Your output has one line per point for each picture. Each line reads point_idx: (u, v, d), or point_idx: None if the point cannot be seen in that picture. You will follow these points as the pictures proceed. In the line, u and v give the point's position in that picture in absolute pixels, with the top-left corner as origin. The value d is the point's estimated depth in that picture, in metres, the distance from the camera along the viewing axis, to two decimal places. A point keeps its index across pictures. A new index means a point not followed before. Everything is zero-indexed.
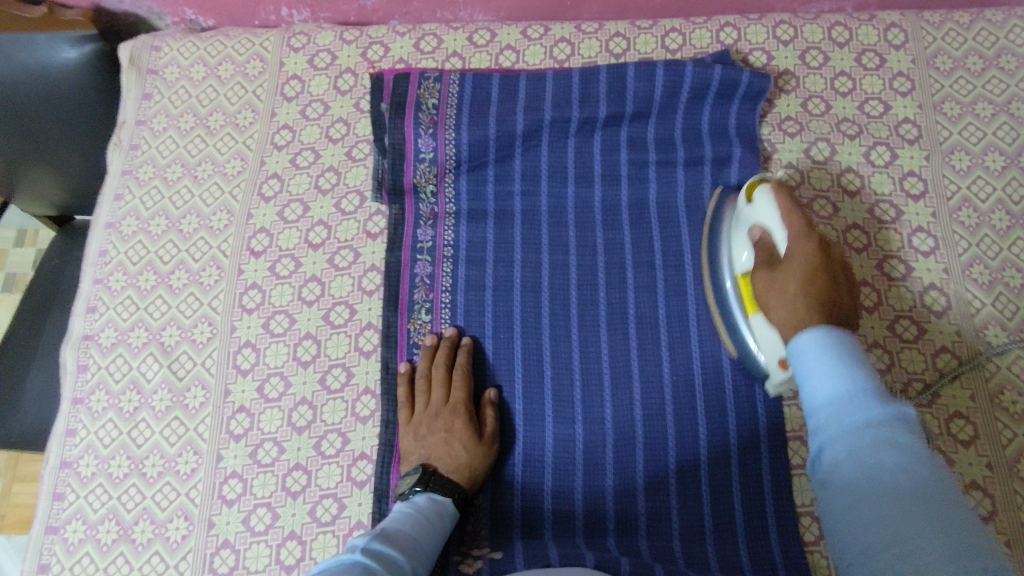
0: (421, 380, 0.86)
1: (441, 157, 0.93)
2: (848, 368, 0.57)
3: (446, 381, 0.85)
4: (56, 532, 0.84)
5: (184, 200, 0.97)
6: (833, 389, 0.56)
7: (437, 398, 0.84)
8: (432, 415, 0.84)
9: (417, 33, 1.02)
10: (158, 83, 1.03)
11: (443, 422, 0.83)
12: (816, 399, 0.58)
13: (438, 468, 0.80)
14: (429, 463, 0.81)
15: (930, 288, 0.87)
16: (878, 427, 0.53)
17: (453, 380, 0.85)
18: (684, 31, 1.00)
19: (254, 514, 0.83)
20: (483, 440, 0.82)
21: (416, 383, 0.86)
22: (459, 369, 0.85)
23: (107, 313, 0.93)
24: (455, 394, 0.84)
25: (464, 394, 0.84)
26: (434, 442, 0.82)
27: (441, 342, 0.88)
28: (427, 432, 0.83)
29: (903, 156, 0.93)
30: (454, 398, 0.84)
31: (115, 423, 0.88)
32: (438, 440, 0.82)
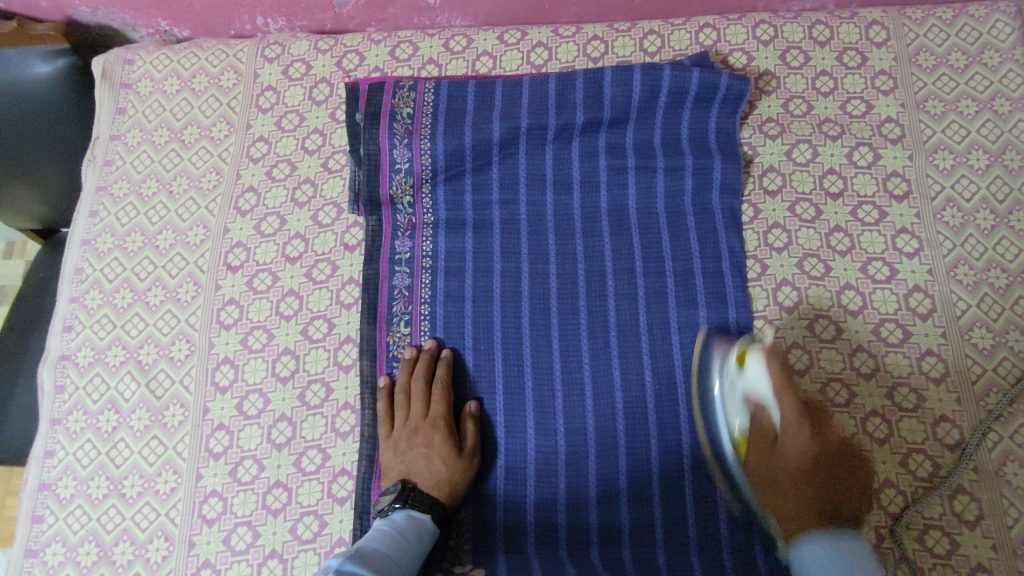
0: (401, 394, 0.85)
1: (416, 166, 0.91)
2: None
3: (425, 394, 0.84)
4: (36, 555, 0.83)
5: (160, 215, 0.96)
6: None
7: (417, 412, 0.84)
8: (411, 430, 0.83)
9: (392, 41, 1.01)
10: (132, 96, 1.02)
11: (423, 436, 0.82)
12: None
13: (418, 484, 0.80)
14: (409, 479, 0.80)
15: (914, 290, 0.86)
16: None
17: (432, 394, 0.84)
18: (663, 33, 0.99)
19: (235, 534, 0.82)
20: (463, 455, 0.81)
21: (396, 397, 0.85)
22: (439, 382, 0.84)
23: (84, 332, 0.92)
24: (435, 408, 0.83)
25: (444, 408, 0.83)
26: (414, 457, 0.81)
27: (421, 355, 0.87)
28: (407, 447, 0.82)
29: (886, 156, 0.92)
30: (433, 412, 0.83)
31: (94, 443, 0.87)
32: (418, 455, 0.81)
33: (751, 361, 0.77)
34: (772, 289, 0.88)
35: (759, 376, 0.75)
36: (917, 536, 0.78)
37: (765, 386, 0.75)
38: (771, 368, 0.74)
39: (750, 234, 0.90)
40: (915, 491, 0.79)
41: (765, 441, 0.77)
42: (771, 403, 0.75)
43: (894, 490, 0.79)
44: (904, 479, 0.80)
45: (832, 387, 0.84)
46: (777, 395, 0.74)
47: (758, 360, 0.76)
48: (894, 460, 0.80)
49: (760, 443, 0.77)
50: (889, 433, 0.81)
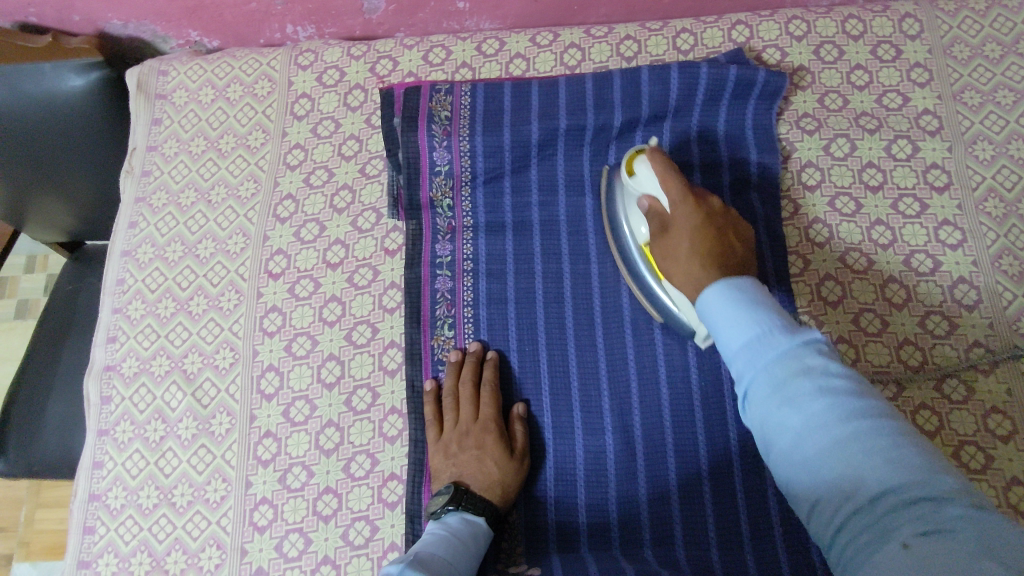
0: (449, 396, 0.85)
1: (456, 169, 0.92)
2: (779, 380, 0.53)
3: (473, 397, 0.84)
4: (88, 566, 0.83)
5: (199, 224, 0.97)
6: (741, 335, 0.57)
7: (466, 415, 0.83)
8: (462, 432, 0.83)
9: (425, 46, 1.01)
10: (167, 107, 1.03)
11: (474, 438, 0.82)
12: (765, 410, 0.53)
13: (470, 486, 0.79)
14: (461, 481, 0.80)
15: (959, 282, 0.86)
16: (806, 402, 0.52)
17: (481, 397, 0.84)
18: (695, 31, 0.99)
19: (287, 540, 0.82)
20: (515, 456, 0.81)
21: (444, 401, 0.85)
22: (486, 385, 0.84)
23: (128, 342, 0.92)
24: (484, 410, 0.83)
25: (493, 409, 0.83)
26: (465, 460, 0.81)
27: (467, 358, 0.87)
28: (458, 449, 0.82)
29: (925, 149, 0.92)
30: (483, 414, 0.83)
31: (142, 454, 0.87)
32: (470, 457, 0.80)
33: (639, 165, 0.77)
34: (815, 284, 0.88)
35: (647, 176, 0.76)
36: None
37: (653, 184, 0.76)
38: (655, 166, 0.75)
39: (790, 230, 0.90)
40: (971, 483, 0.79)
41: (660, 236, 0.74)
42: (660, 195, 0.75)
43: None
44: (957, 471, 0.79)
45: (881, 381, 0.83)
46: (665, 181, 0.74)
47: (644, 162, 0.77)
48: (946, 451, 0.80)
49: (656, 229, 0.74)
50: (940, 425, 0.81)
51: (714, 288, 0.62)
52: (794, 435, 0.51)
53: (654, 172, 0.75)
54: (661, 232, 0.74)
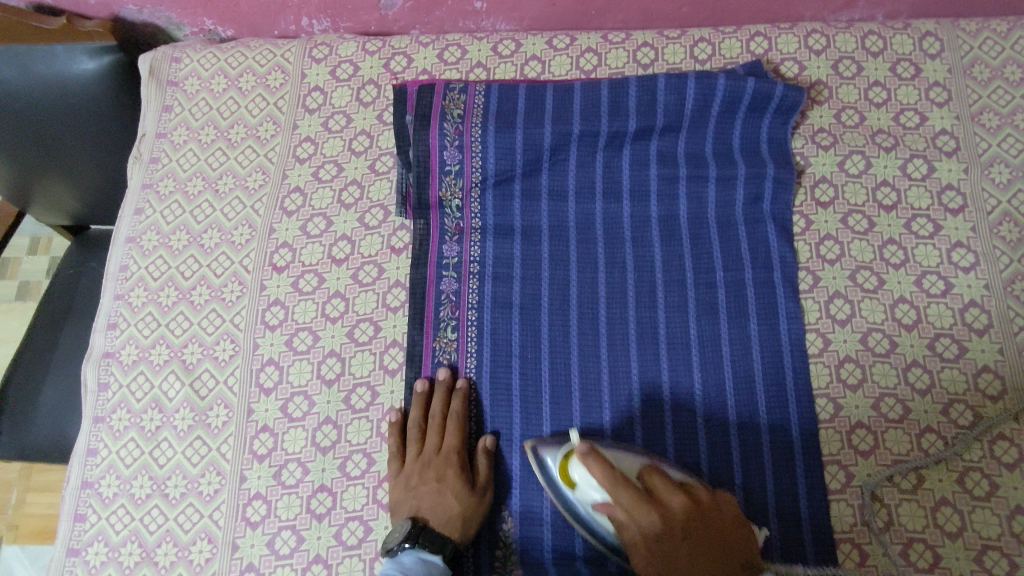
0: (415, 427, 0.84)
1: (466, 169, 0.91)
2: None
3: (440, 429, 0.83)
4: (78, 554, 0.83)
5: (205, 213, 0.96)
6: None
7: (430, 446, 0.82)
8: (423, 465, 0.81)
9: (441, 44, 1.01)
10: (178, 95, 1.02)
11: (434, 471, 0.81)
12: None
13: (429, 521, 0.78)
14: (419, 516, 0.79)
15: (970, 305, 0.85)
16: None
17: (446, 428, 0.83)
18: (713, 41, 0.98)
19: (279, 537, 0.81)
20: (475, 492, 0.79)
21: (410, 430, 0.84)
22: (453, 417, 0.83)
23: (128, 330, 0.91)
24: (448, 443, 0.82)
25: (456, 442, 0.82)
26: (424, 493, 0.80)
27: (436, 386, 0.85)
28: (418, 482, 0.80)
29: (940, 169, 0.91)
30: (446, 447, 0.82)
31: (137, 443, 0.86)
32: (429, 491, 0.80)
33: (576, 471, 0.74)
34: (824, 301, 0.87)
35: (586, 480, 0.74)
36: (976, 557, 0.76)
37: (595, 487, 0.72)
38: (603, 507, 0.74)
39: (801, 245, 0.89)
40: (974, 510, 0.77)
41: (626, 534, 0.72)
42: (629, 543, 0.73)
43: (951, 509, 0.78)
44: (961, 497, 0.78)
45: (887, 402, 0.82)
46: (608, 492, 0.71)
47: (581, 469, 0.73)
48: (950, 476, 0.79)
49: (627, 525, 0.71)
50: (945, 449, 0.80)
51: None
52: None
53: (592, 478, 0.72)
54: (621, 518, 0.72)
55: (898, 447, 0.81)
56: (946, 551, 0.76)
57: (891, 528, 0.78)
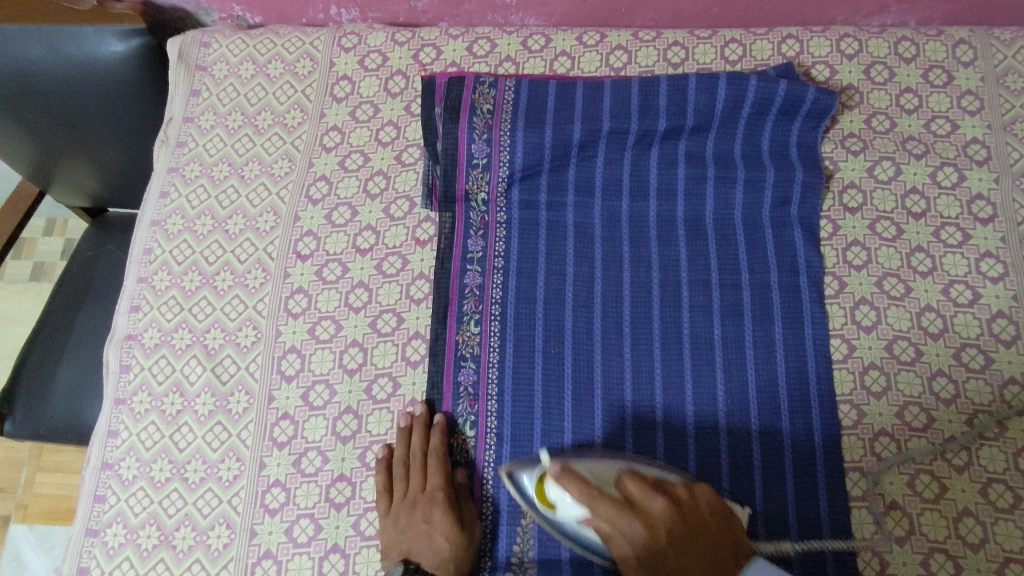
0: (400, 467, 0.82)
1: (494, 163, 0.91)
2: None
3: (423, 467, 0.81)
4: (96, 535, 0.83)
5: (230, 199, 0.96)
6: None
7: (415, 485, 0.81)
8: (409, 506, 0.79)
9: (470, 37, 1.00)
10: (207, 80, 1.02)
11: (421, 512, 0.78)
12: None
13: (421, 563, 0.76)
14: (410, 559, 0.77)
15: (998, 316, 0.84)
16: None
17: (429, 466, 0.81)
18: (744, 42, 0.98)
19: (297, 525, 0.81)
20: (464, 528, 0.78)
21: (394, 471, 0.82)
22: (434, 454, 0.81)
23: (151, 313, 0.91)
24: (432, 481, 0.80)
25: (440, 479, 0.80)
26: (414, 535, 0.78)
27: (415, 422, 0.83)
28: (407, 523, 0.78)
29: (971, 178, 0.90)
30: (430, 485, 0.80)
31: (157, 426, 0.86)
32: (418, 532, 0.77)
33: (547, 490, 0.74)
34: (850, 306, 0.86)
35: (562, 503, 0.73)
36: (998, 569, 0.76)
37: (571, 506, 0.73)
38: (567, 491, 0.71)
39: (828, 250, 0.89)
40: (997, 522, 0.77)
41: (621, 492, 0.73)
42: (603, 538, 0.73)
43: (974, 520, 0.77)
44: (983, 509, 0.78)
45: (910, 411, 0.82)
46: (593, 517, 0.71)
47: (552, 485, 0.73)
48: (973, 487, 0.79)
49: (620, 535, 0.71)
50: (969, 460, 0.79)
51: None
52: None
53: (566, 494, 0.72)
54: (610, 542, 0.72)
55: (920, 457, 0.80)
56: (968, 561, 0.76)
57: (912, 537, 0.78)
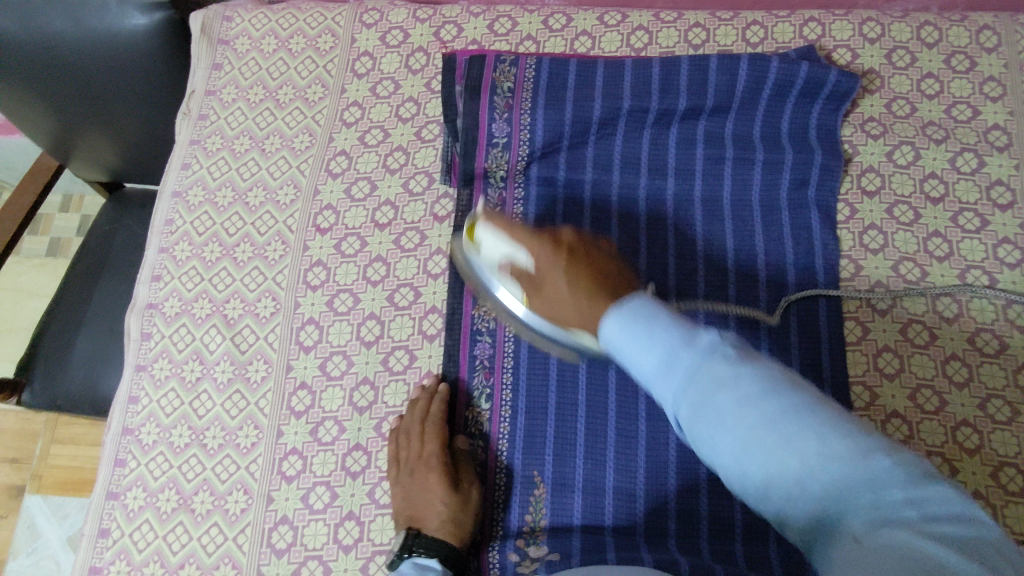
0: (400, 435, 0.82)
1: (514, 141, 0.91)
2: (655, 333, 0.56)
3: (421, 434, 0.81)
4: (116, 497, 0.84)
5: (251, 171, 0.97)
6: (650, 362, 0.56)
7: (414, 451, 0.80)
8: (409, 474, 0.79)
9: (491, 15, 1.01)
10: (229, 53, 1.04)
11: (421, 478, 0.78)
12: (643, 373, 0.57)
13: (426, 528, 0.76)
14: (413, 525, 0.77)
15: (1014, 301, 0.85)
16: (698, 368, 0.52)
17: (427, 432, 0.81)
18: (766, 24, 0.98)
19: (313, 492, 0.83)
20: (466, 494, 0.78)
21: (397, 438, 0.82)
22: (432, 421, 0.81)
23: (172, 282, 0.93)
24: (430, 446, 0.80)
25: (437, 446, 0.80)
26: (416, 501, 0.78)
27: (422, 393, 0.84)
28: (408, 489, 0.79)
29: (991, 164, 0.90)
30: (427, 451, 0.80)
31: (177, 393, 0.88)
32: (420, 498, 0.77)
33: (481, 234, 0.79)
34: (865, 289, 0.87)
35: (490, 244, 0.77)
36: None
37: (495, 241, 0.76)
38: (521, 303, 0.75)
39: (845, 233, 0.89)
40: (1006, 505, 0.78)
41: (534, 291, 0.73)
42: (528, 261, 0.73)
43: (984, 502, 0.78)
44: (994, 492, 0.78)
45: (923, 394, 0.82)
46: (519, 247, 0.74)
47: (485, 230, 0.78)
48: (984, 470, 0.79)
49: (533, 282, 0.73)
50: (980, 444, 0.80)
51: (609, 319, 0.61)
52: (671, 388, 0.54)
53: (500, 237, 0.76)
54: (533, 290, 0.74)
55: (932, 439, 0.81)
56: None
57: None
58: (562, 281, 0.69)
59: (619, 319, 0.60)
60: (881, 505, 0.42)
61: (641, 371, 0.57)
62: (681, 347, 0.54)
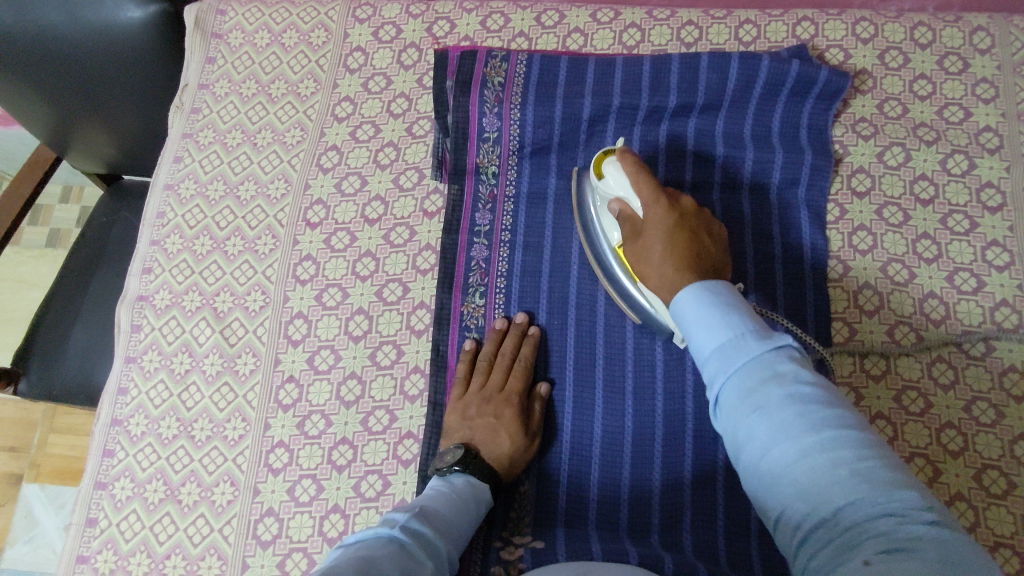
0: (482, 362, 0.85)
1: (504, 136, 0.92)
2: (725, 314, 0.59)
3: (507, 369, 0.84)
4: (105, 487, 0.85)
5: (243, 165, 0.97)
6: (715, 341, 0.58)
7: (492, 383, 0.84)
8: (483, 399, 0.83)
9: (484, 11, 1.01)
10: (222, 47, 1.04)
11: (493, 407, 0.82)
12: (701, 351, 0.60)
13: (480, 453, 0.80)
14: (470, 446, 0.80)
15: (1002, 304, 0.84)
16: (789, 399, 0.52)
17: (513, 369, 0.84)
18: (759, 23, 0.97)
19: (299, 485, 0.83)
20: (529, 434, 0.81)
21: (477, 365, 0.85)
22: (521, 361, 0.84)
23: (163, 275, 0.93)
24: (511, 383, 0.83)
25: (520, 385, 0.83)
26: (479, 426, 0.81)
27: (510, 328, 0.87)
28: (475, 414, 0.82)
29: (982, 166, 0.90)
30: (509, 387, 0.83)
31: (166, 384, 0.88)
32: (484, 424, 0.81)
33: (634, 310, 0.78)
34: (853, 290, 0.87)
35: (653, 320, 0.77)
36: (989, 554, 0.76)
37: (625, 185, 0.75)
38: (624, 227, 0.76)
39: (834, 234, 0.89)
40: (989, 507, 0.78)
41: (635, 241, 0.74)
42: (631, 200, 0.74)
43: (966, 504, 0.78)
44: (976, 494, 0.78)
45: (908, 395, 0.82)
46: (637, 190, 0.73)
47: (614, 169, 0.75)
48: (968, 472, 0.79)
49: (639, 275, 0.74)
50: (964, 446, 0.80)
51: (690, 291, 0.63)
52: (726, 372, 0.56)
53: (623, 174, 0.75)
54: (635, 236, 0.74)
55: (916, 440, 0.81)
56: None
57: None
58: (659, 243, 0.71)
59: (698, 297, 0.62)
60: (831, 466, 0.48)
61: (698, 347, 0.60)
62: (749, 337, 0.57)
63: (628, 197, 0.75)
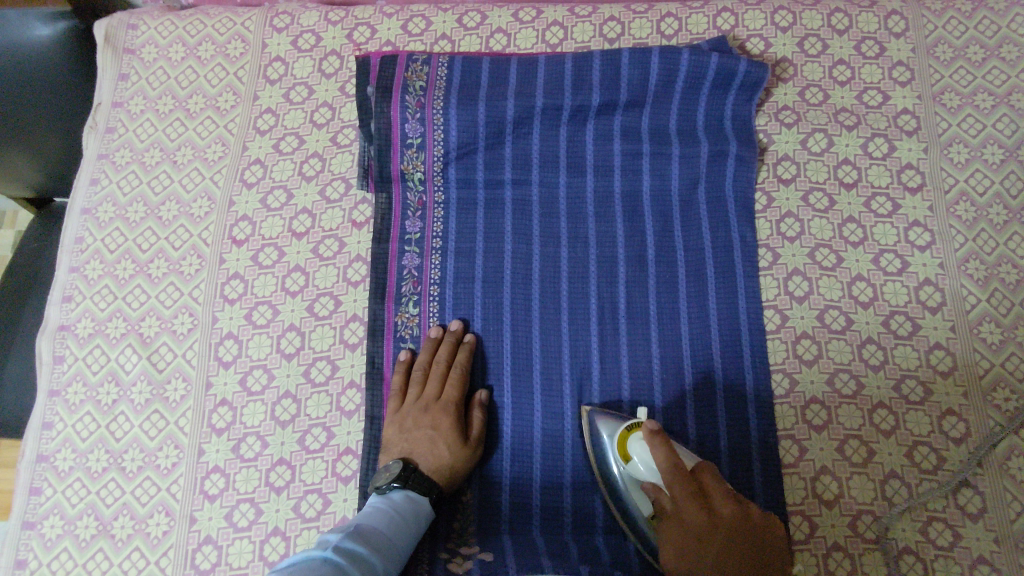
0: (419, 371, 0.84)
1: (429, 142, 0.90)
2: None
3: (443, 377, 0.83)
4: (34, 527, 0.82)
5: (163, 184, 0.94)
6: None
7: (429, 392, 0.83)
8: (420, 409, 0.82)
9: (405, 15, 0.99)
10: (135, 63, 1.00)
11: (430, 418, 0.81)
12: None
13: (418, 465, 0.78)
14: (410, 459, 0.79)
15: (925, 283, 0.86)
16: None
17: (449, 377, 0.83)
18: (680, 16, 0.98)
19: (237, 510, 0.81)
20: (469, 443, 0.80)
21: (413, 374, 0.84)
22: (457, 367, 0.83)
23: (83, 303, 0.90)
24: (448, 391, 0.82)
25: (457, 393, 0.82)
26: (418, 437, 0.80)
27: (445, 336, 0.86)
28: (413, 425, 0.81)
29: (901, 148, 0.92)
30: (446, 396, 0.82)
31: (93, 416, 0.86)
32: (423, 436, 0.80)
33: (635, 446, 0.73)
34: (783, 278, 0.87)
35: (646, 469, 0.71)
36: (921, 527, 0.78)
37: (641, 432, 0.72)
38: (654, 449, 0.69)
39: (762, 222, 0.90)
40: (920, 483, 0.79)
41: (659, 526, 0.69)
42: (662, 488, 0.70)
43: (899, 482, 0.80)
44: (909, 471, 0.80)
45: (841, 377, 0.84)
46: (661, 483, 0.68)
47: (640, 445, 0.72)
48: (900, 450, 0.81)
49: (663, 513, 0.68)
50: (896, 424, 0.82)
51: None
52: None
53: (651, 463, 0.70)
54: (664, 514, 0.68)
55: (850, 422, 0.82)
56: (893, 522, 0.78)
57: (841, 500, 0.80)
58: (692, 520, 0.65)
59: None
60: None
61: None
62: None
63: (656, 484, 0.71)
